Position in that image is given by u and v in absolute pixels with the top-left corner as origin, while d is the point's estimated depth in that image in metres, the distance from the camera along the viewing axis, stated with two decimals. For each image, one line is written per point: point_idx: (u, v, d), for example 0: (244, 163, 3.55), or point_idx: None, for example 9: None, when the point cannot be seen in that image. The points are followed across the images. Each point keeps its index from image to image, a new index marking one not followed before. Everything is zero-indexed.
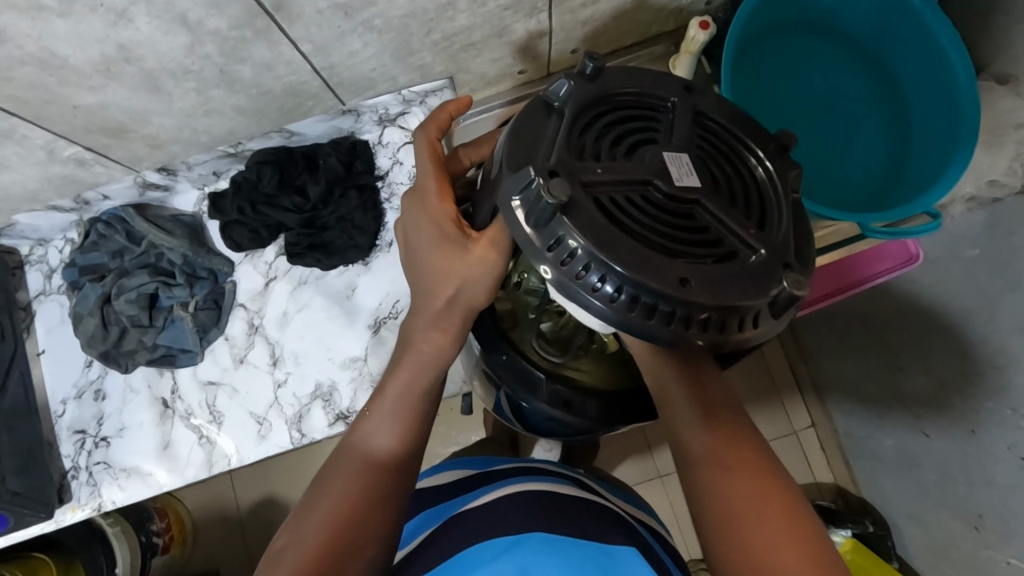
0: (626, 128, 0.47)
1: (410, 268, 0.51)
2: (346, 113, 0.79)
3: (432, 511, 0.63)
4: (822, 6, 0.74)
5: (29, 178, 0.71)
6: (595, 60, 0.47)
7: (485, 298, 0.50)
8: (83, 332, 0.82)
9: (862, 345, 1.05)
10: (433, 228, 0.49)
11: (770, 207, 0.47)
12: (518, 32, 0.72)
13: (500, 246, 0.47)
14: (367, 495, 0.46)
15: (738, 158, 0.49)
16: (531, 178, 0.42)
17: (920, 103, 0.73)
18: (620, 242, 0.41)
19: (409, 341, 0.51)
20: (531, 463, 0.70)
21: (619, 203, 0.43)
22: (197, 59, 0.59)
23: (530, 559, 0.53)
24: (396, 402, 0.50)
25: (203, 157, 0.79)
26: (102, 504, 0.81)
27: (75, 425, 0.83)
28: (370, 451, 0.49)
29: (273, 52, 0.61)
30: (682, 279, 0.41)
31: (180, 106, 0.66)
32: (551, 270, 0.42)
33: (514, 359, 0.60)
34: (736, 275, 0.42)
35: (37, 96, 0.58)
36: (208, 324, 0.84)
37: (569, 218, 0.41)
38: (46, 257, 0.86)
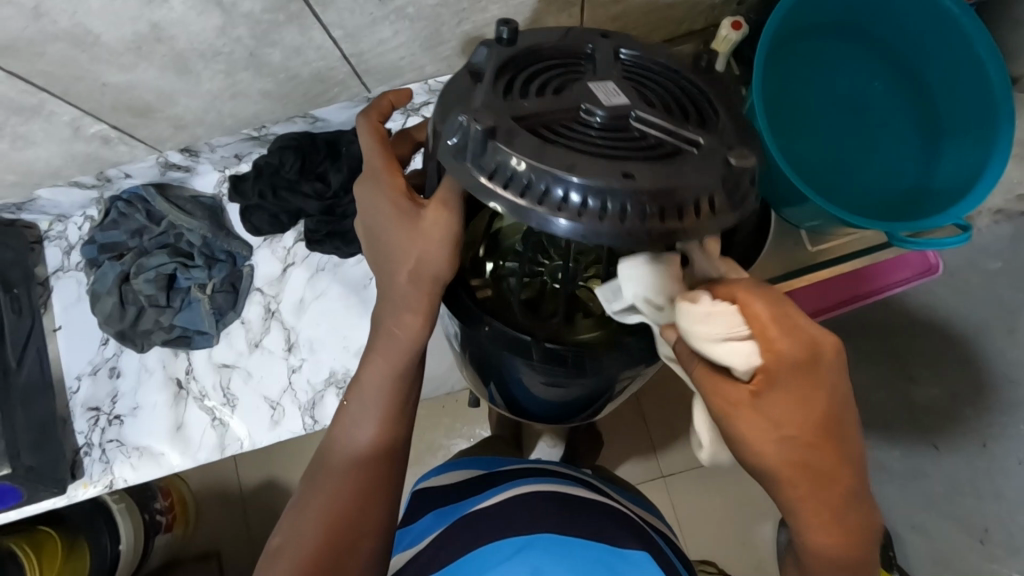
0: (549, 72, 0.44)
1: (371, 255, 0.47)
2: (371, 101, 0.78)
3: (441, 511, 0.63)
4: (829, 7, 0.72)
5: (53, 155, 0.71)
6: (507, 23, 0.46)
7: (450, 266, 0.44)
8: (100, 311, 0.81)
9: (864, 353, 1.00)
10: (383, 208, 0.45)
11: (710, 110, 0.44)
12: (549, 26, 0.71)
13: (452, 206, 0.43)
14: (356, 493, 0.47)
15: (670, 81, 0.46)
16: (459, 121, 0.40)
17: (939, 97, 0.73)
18: (558, 154, 0.37)
19: (380, 327, 0.47)
20: (538, 463, 0.69)
21: (557, 129, 0.40)
22: (229, 41, 0.58)
23: (543, 561, 0.54)
24: (374, 395, 0.48)
25: (226, 140, 0.78)
26: (113, 482, 0.81)
27: (90, 402, 0.83)
28: (351, 449, 0.48)
29: (304, 37, 0.61)
30: (626, 173, 0.37)
31: (208, 87, 0.66)
32: (501, 200, 0.38)
33: (498, 329, 0.51)
34: (693, 165, 0.39)
35: (67, 73, 0.57)
36: (224, 307, 0.84)
37: (503, 142, 0.38)
38: (66, 233, 0.86)
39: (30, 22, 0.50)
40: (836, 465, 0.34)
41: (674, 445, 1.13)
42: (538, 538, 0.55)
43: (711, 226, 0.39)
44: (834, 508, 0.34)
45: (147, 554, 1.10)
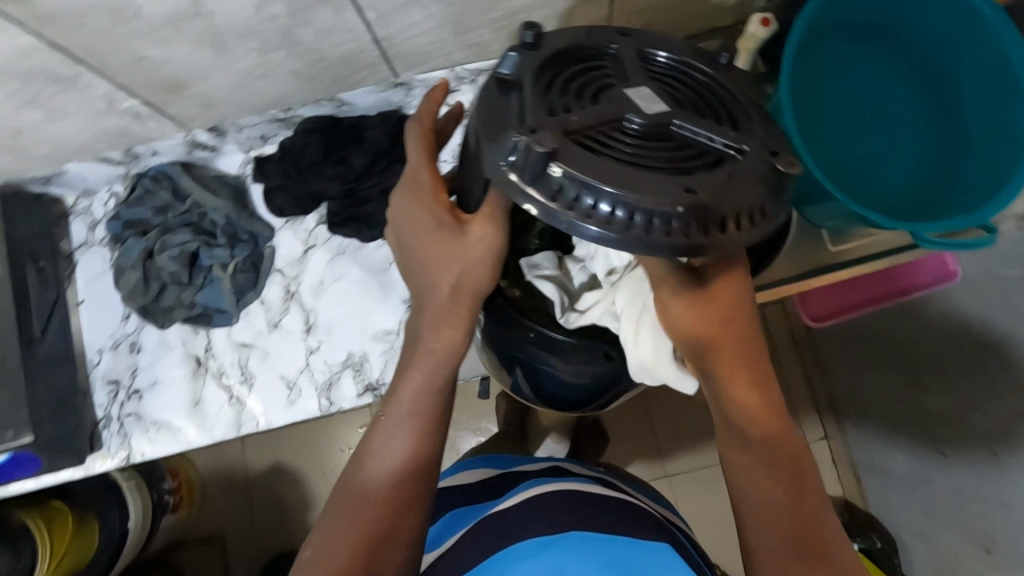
0: (583, 77, 0.47)
1: (409, 266, 0.50)
2: (398, 86, 0.79)
3: (461, 511, 0.63)
4: (851, 7, 0.72)
5: (85, 128, 0.72)
6: (534, 27, 0.47)
7: (491, 280, 0.48)
8: (124, 285, 0.83)
9: (885, 357, 1.05)
10: (428, 221, 0.48)
11: (736, 110, 0.48)
12: (578, 18, 0.72)
13: (496, 220, 0.47)
14: (391, 502, 0.47)
15: (691, 79, 0.49)
16: (514, 138, 0.42)
17: (962, 94, 0.72)
18: (618, 172, 0.41)
19: (419, 340, 0.49)
20: (555, 461, 0.70)
21: (605, 139, 0.43)
22: (264, 19, 0.59)
23: (568, 560, 0.54)
24: (412, 405, 0.49)
25: (253, 120, 0.79)
26: (131, 455, 0.82)
27: (110, 375, 0.84)
28: (386, 458, 0.48)
29: (337, 18, 0.62)
30: (687, 189, 0.41)
31: (240, 65, 0.66)
32: (567, 221, 0.41)
33: (543, 332, 0.57)
34: (738, 177, 0.43)
35: (106, 45, 0.58)
36: (245, 287, 0.85)
37: (564, 162, 0.41)
38: (91, 209, 0.87)
39: None
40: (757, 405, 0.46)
41: (681, 444, 1.14)
42: (561, 535, 0.56)
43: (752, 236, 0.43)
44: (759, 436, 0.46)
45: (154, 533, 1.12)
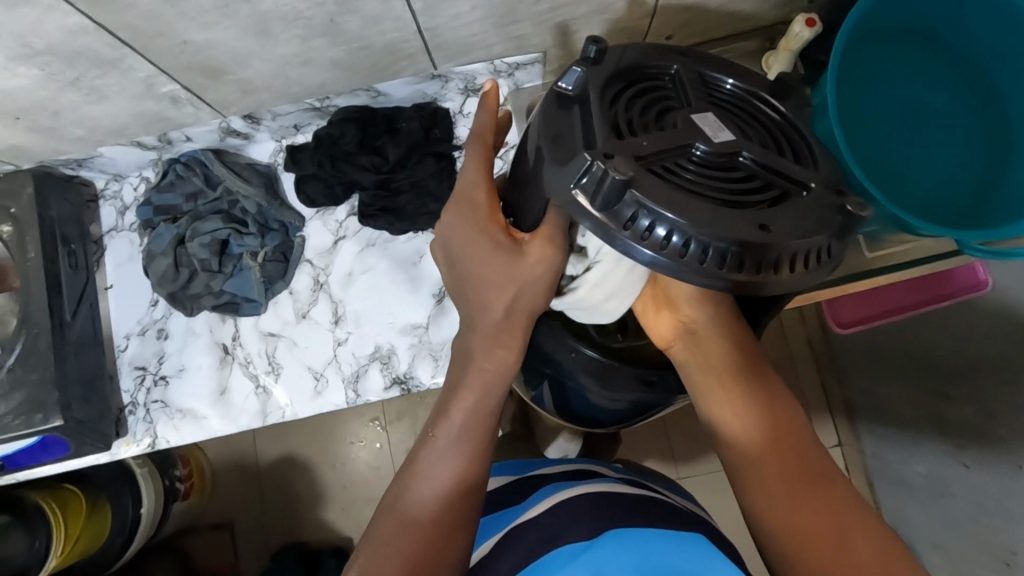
0: (650, 101, 0.51)
1: (462, 286, 0.53)
2: (434, 78, 0.78)
3: (496, 519, 0.63)
4: (895, 12, 0.71)
5: (122, 111, 0.71)
6: (597, 44, 0.51)
7: (544, 300, 0.51)
8: (154, 271, 0.82)
9: (905, 367, 1.05)
10: (485, 240, 0.50)
11: (794, 141, 0.52)
12: (622, 13, 0.71)
13: (555, 242, 0.50)
14: (441, 524, 0.48)
15: (747, 108, 0.54)
16: (587, 163, 0.45)
17: (1010, 99, 0.71)
18: (690, 205, 0.44)
19: (471, 360, 0.52)
20: (583, 467, 0.69)
21: (672, 168, 0.47)
22: (313, 5, 0.59)
23: (604, 557, 0.51)
24: (460, 428, 0.51)
25: (288, 109, 0.79)
26: (156, 442, 0.82)
27: (136, 361, 0.84)
28: (434, 480, 0.50)
29: (385, 6, 0.61)
30: (762, 226, 0.45)
31: (282, 51, 0.66)
32: (638, 249, 0.44)
33: (580, 349, 0.62)
34: (802, 213, 0.47)
35: (153, 27, 0.57)
36: (274, 276, 0.84)
37: (640, 191, 0.44)
38: (121, 193, 0.87)
39: None
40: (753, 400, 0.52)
41: (697, 445, 1.14)
42: (600, 538, 0.53)
43: (809, 271, 0.47)
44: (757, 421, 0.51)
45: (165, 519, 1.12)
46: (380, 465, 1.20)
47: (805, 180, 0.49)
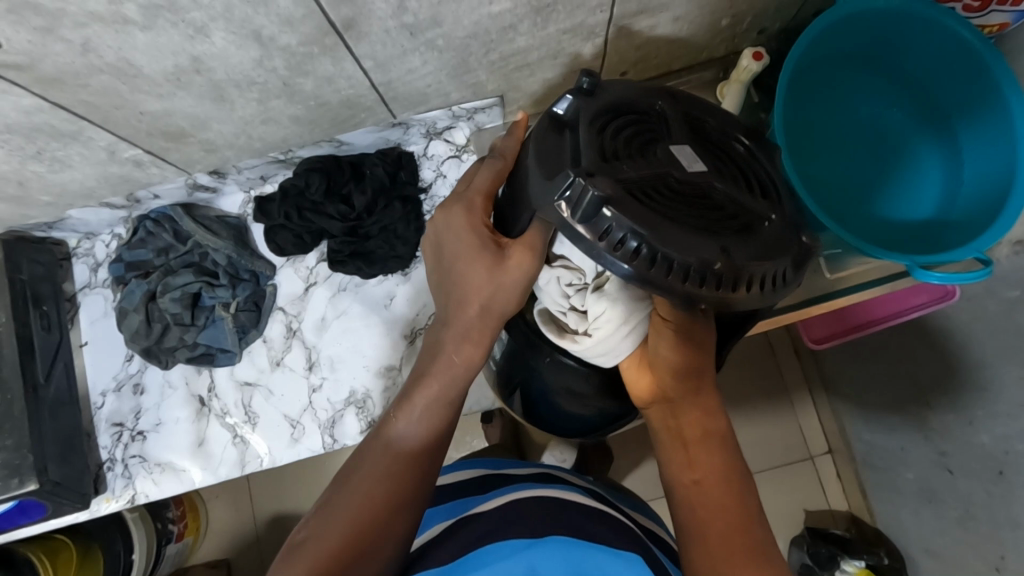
0: (633, 130, 0.52)
1: (445, 278, 0.54)
2: (396, 125, 0.80)
3: (447, 505, 0.64)
4: (857, 38, 0.73)
5: (87, 177, 0.72)
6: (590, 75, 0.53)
7: (516, 303, 0.53)
8: (127, 328, 0.83)
9: (889, 373, 1.04)
10: (472, 237, 0.53)
11: (765, 178, 0.55)
12: (573, 55, 0.73)
13: (537, 250, 0.52)
14: (389, 497, 0.50)
15: (725, 146, 0.56)
16: (572, 178, 0.46)
17: (964, 131, 0.72)
18: (659, 223, 0.46)
19: (441, 353, 0.54)
20: (542, 469, 0.71)
21: (649, 191, 0.48)
22: (264, 72, 0.60)
23: (541, 560, 0.54)
24: (424, 411, 0.53)
25: (253, 163, 0.80)
26: (136, 496, 0.82)
27: (113, 417, 0.85)
28: (393, 454, 0.52)
29: (336, 67, 0.62)
30: (723, 249, 0.47)
31: (240, 114, 0.67)
32: (610, 260, 0.46)
33: (560, 360, 0.63)
34: (761, 244, 0.49)
35: (107, 102, 0.58)
36: (247, 325, 0.85)
37: (615, 209, 0.45)
38: (93, 250, 0.88)
39: (78, 55, 0.51)
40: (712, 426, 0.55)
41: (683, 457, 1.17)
42: (544, 539, 0.55)
43: (762, 296, 0.49)
44: (709, 446, 0.54)
45: (159, 561, 1.14)
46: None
47: (768, 215, 0.51)
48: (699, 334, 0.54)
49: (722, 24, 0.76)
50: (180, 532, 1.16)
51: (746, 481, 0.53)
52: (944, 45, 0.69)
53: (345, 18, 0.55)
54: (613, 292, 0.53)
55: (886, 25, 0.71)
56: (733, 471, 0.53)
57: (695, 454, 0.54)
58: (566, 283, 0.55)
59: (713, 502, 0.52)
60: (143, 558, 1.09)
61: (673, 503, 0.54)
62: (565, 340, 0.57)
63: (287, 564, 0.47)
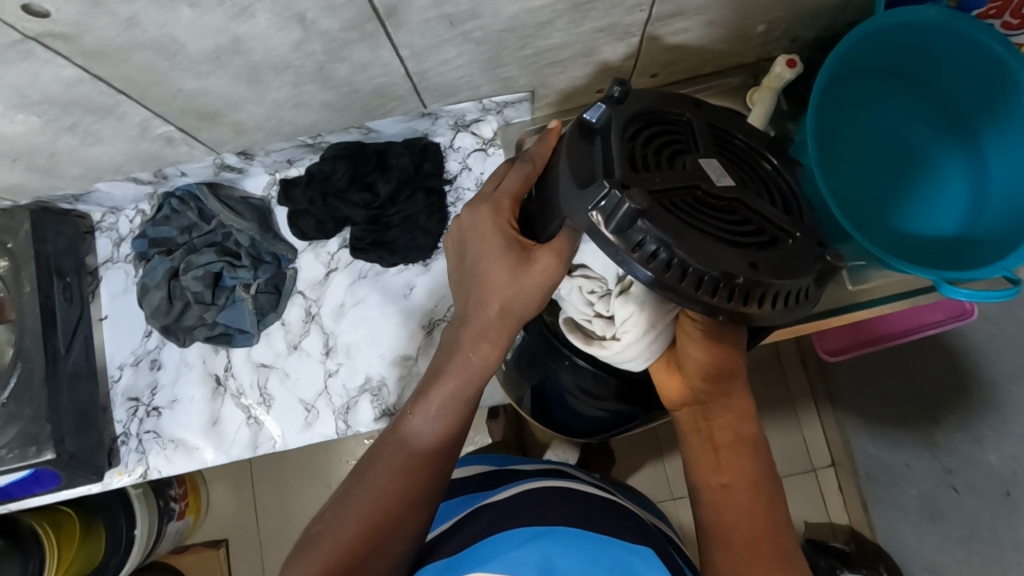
0: (664, 141, 0.53)
1: (468, 277, 0.55)
2: (424, 116, 0.80)
3: (458, 500, 0.65)
4: (888, 52, 0.73)
5: (118, 152, 0.72)
6: (622, 85, 0.53)
7: (537, 307, 0.53)
8: (148, 304, 0.84)
9: (892, 388, 1.04)
10: (498, 239, 0.53)
11: (790, 193, 0.55)
12: (606, 53, 0.72)
13: (563, 256, 0.52)
14: (402, 495, 0.51)
15: (753, 161, 0.56)
16: (607, 189, 0.46)
17: (990, 149, 0.72)
18: (691, 237, 0.46)
19: (456, 350, 0.54)
20: (552, 464, 0.72)
21: (678, 205, 0.48)
22: (302, 56, 0.60)
23: (554, 548, 0.54)
24: (441, 408, 0.53)
25: (281, 146, 0.80)
26: (149, 471, 0.83)
27: (130, 392, 0.85)
28: (411, 450, 0.52)
29: (373, 54, 0.62)
30: (752, 263, 0.47)
31: (274, 96, 0.67)
32: (640, 271, 0.46)
33: (576, 362, 0.64)
34: (786, 260, 0.49)
35: (146, 78, 0.59)
36: (266, 308, 0.86)
37: (649, 222, 0.45)
38: (117, 225, 0.88)
39: (123, 30, 0.51)
40: (741, 429, 0.57)
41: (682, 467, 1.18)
42: (561, 527, 0.56)
43: (783, 311, 0.49)
44: (737, 449, 0.56)
45: (160, 538, 1.15)
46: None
47: (794, 231, 0.52)
48: (728, 339, 0.55)
49: (756, 30, 0.75)
50: (181, 510, 1.18)
51: (772, 487, 0.54)
52: (978, 64, 0.69)
53: (388, 4, 0.55)
54: (637, 294, 0.53)
55: (914, 42, 0.71)
56: (760, 476, 0.55)
57: (723, 457, 0.56)
58: (588, 291, 0.57)
59: (738, 505, 0.53)
60: (143, 534, 1.10)
61: (698, 501, 0.56)
62: (593, 347, 0.57)
63: (300, 556, 0.49)
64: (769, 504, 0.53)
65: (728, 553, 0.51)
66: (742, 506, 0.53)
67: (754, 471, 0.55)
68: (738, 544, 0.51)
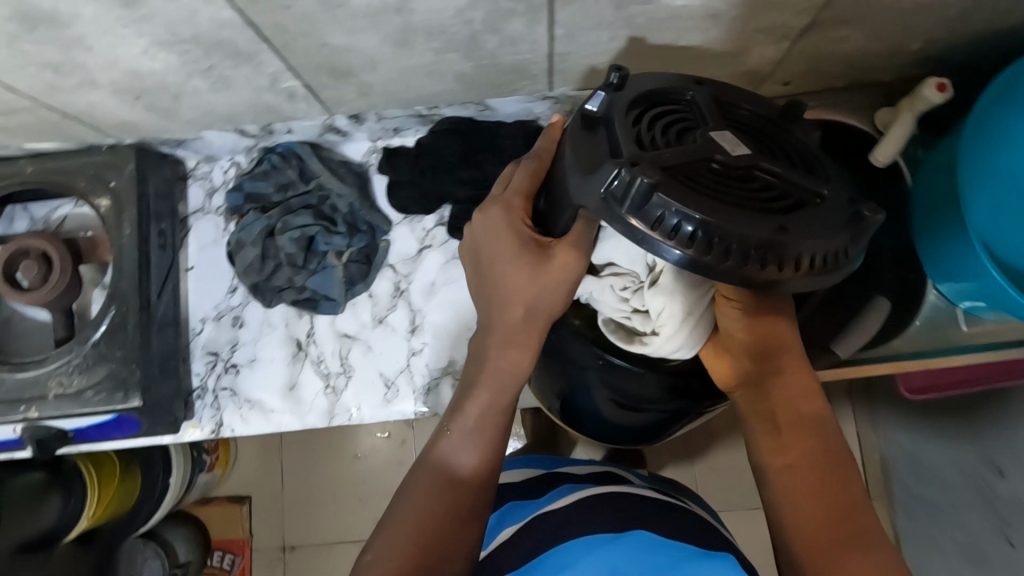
0: (669, 119, 0.52)
1: (484, 279, 0.55)
2: (547, 99, 0.76)
3: (509, 507, 0.63)
4: None
5: (238, 101, 0.70)
6: (620, 70, 0.52)
7: (563, 302, 0.53)
8: (241, 260, 0.82)
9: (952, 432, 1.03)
10: (514, 239, 0.53)
11: (806, 155, 0.54)
12: (753, 53, 0.69)
13: (581, 249, 0.52)
14: (451, 514, 0.50)
15: (768, 130, 0.55)
16: (614, 173, 0.46)
17: None
18: (709, 205, 0.45)
19: (486, 360, 0.54)
20: (600, 465, 0.71)
21: (696, 175, 0.47)
22: (460, 23, 0.57)
23: (621, 554, 0.53)
24: (477, 422, 0.54)
25: (396, 113, 0.78)
26: (221, 428, 0.82)
27: (209, 346, 0.84)
28: (452, 467, 0.53)
29: (528, 30, 0.59)
30: (779, 228, 0.46)
31: (412, 62, 0.64)
32: (664, 249, 0.45)
33: (611, 361, 0.66)
34: (817, 221, 0.48)
35: (298, 28, 0.56)
36: (356, 278, 0.83)
37: (664, 194, 0.45)
38: (211, 174, 0.86)
39: None
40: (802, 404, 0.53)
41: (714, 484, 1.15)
42: (627, 533, 0.55)
43: (819, 273, 0.48)
44: (800, 425, 0.52)
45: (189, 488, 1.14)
46: (400, 459, 1.22)
47: (825, 195, 0.50)
48: (772, 310, 0.54)
49: (910, 48, 0.71)
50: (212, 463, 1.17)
51: (848, 466, 0.50)
52: None
53: None
54: (668, 285, 0.55)
55: None
56: (832, 456, 0.50)
57: (785, 438, 0.52)
58: (621, 288, 0.58)
59: (807, 487, 0.49)
60: (178, 482, 1.09)
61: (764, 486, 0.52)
62: (638, 345, 0.59)
63: None
64: (845, 482, 0.49)
65: (800, 538, 0.48)
66: (812, 487, 0.49)
67: (824, 448, 0.51)
68: (806, 529, 0.48)
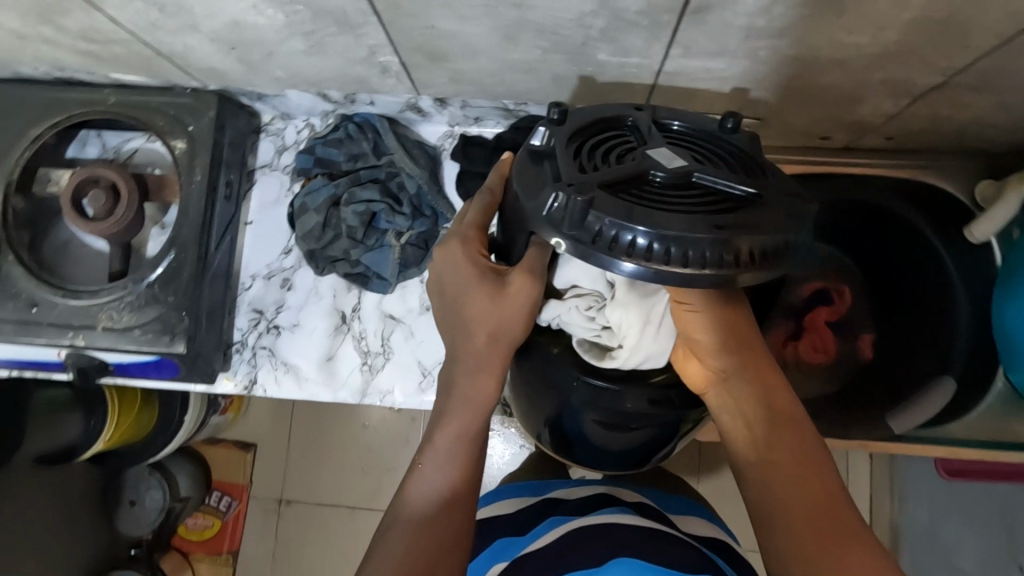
0: (605, 141, 0.50)
1: (446, 314, 0.53)
2: None
3: (500, 544, 0.64)
4: None
5: (330, 66, 0.68)
6: (558, 105, 0.50)
7: (524, 328, 0.51)
8: (301, 225, 0.81)
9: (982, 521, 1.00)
10: (470, 268, 0.51)
11: (747, 156, 0.50)
12: (868, 104, 0.65)
13: (536, 271, 0.49)
14: (437, 548, 0.46)
15: (715, 142, 0.51)
16: (552, 199, 0.44)
17: None
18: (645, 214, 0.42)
19: (455, 388, 0.51)
20: (591, 488, 0.69)
21: (635, 193, 0.44)
22: (576, 27, 0.55)
23: None
24: (450, 447, 0.51)
25: (481, 103, 0.75)
26: (254, 386, 0.82)
27: (255, 303, 0.83)
28: (429, 497, 0.49)
29: (644, 44, 0.57)
30: (719, 224, 0.42)
31: (514, 57, 0.62)
32: (618, 267, 0.42)
33: (589, 382, 0.55)
34: (763, 214, 0.44)
35: (411, 7, 0.54)
36: (411, 261, 0.82)
37: (600, 209, 0.42)
38: (284, 132, 0.85)
39: None
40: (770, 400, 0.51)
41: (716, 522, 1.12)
42: (606, 566, 0.54)
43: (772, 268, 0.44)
44: (772, 418, 0.50)
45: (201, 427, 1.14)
46: (406, 438, 1.22)
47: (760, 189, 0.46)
48: (729, 308, 0.52)
49: None
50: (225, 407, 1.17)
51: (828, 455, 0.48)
52: None
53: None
54: (627, 296, 0.50)
55: None
56: (811, 445, 0.49)
57: (762, 432, 0.50)
58: (585, 309, 0.52)
59: (789, 481, 0.47)
60: (193, 420, 1.07)
61: (746, 484, 0.50)
62: (608, 362, 0.53)
63: None
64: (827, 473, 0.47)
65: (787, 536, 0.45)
66: (795, 481, 0.47)
67: (800, 439, 0.49)
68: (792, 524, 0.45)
